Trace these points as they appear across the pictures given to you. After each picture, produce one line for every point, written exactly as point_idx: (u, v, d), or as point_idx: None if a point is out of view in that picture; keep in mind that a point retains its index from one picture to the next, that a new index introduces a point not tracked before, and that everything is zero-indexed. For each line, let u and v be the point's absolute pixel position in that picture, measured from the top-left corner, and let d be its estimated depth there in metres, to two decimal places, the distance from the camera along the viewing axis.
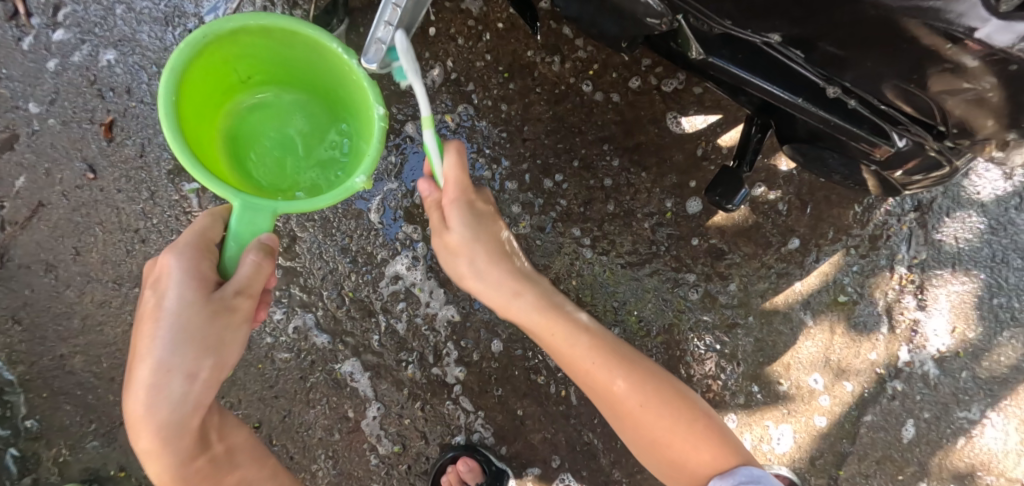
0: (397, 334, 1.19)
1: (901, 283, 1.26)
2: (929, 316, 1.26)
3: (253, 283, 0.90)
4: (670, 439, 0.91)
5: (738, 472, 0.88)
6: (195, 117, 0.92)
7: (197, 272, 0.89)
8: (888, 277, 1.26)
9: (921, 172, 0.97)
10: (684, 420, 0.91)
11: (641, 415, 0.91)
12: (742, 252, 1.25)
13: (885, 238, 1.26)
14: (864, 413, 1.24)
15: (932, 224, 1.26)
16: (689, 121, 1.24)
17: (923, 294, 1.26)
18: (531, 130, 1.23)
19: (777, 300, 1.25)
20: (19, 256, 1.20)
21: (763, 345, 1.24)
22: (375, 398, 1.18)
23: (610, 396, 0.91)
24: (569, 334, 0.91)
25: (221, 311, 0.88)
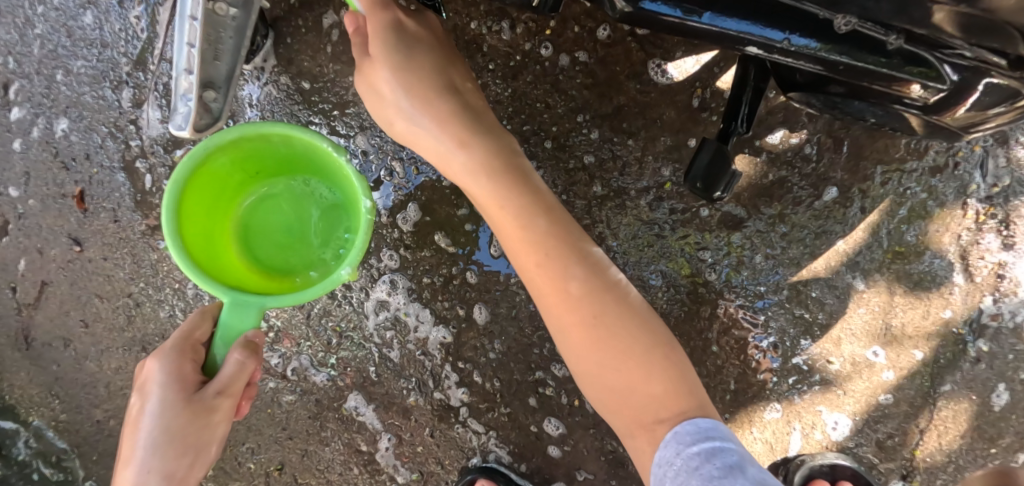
0: (392, 362, 1.13)
1: (977, 221, 1.03)
2: (1019, 257, 1.03)
3: (234, 385, 0.85)
4: (619, 353, 0.81)
5: (678, 433, 0.77)
6: (200, 220, 0.91)
7: (179, 376, 0.85)
8: (960, 215, 1.03)
9: (994, 108, 0.73)
10: (637, 355, 0.81)
11: (593, 332, 0.82)
12: (765, 215, 1.05)
13: (952, 167, 1.02)
14: (941, 383, 1.05)
15: (1015, 138, 1.01)
16: (677, 66, 1.04)
17: (1009, 229, 1.03)
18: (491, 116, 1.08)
19: (816, 265, 1.06)
20: (39, 335, 1.23)
21: (804, 319, 1.07)
22: (385, 429, 1.14)
23: (564, 298, 0.82)
24: (519, 197, 0.84)
25: (202, 411, 0.85)
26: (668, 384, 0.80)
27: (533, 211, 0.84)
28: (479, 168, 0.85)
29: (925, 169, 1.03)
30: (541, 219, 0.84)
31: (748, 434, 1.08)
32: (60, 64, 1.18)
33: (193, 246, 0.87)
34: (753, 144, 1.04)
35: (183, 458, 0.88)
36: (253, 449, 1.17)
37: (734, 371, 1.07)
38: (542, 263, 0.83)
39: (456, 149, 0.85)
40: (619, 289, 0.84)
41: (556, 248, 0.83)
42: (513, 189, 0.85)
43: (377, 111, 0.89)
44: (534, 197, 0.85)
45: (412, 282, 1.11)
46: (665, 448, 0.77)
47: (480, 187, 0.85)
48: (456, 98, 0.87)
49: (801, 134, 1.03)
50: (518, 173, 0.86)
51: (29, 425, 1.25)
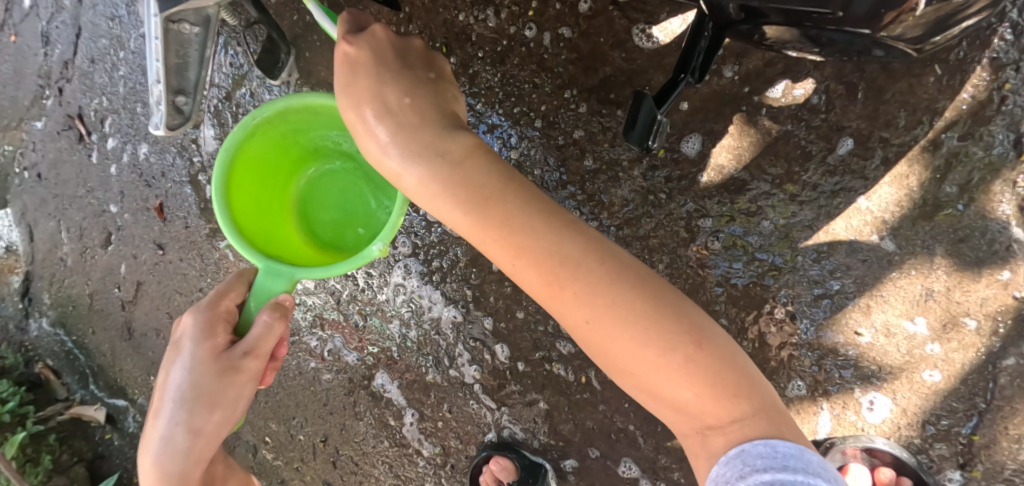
0: (411, 342, 1.19)
1: None
2: None
3: (262, 345, 0.84)
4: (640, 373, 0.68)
5: (745, 452, 0.64)
6: (257, 191, 0.93)
7: (211, 333, 0.85)
8: (1011, 159, 0.88)
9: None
10: (660, 346, 0.67)
11: (612, 315, 0.69)
12: (770, 176, 0.97)
13: (997, 103, 0.88)
14: (1005, 355, 0.91)
15: None
16: (662, 29, 0.99)
17: None
18: (484, 103, 1.09)
19: (835, 226, 0.95)
20: (138, 327, 1.45)
21: (826, 286, 0.97)
22: (408, 405, 1.21)
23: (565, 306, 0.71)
24: (518, 209, 0.72)
25: (229, 367, 0.85)
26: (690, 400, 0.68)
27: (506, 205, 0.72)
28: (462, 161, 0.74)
29: (963, 108, 0.89)
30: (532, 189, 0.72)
31: None
32: (139, 98, 1.39)
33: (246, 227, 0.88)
34: (751, 100, 0.96)
35: (209, 412, 0.87)
36: (300, 423, 1.29)
37: (747, 346, 1.00)
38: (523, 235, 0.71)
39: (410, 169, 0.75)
40: (658, 292, 0.70)
41: (586, 263, 0.70)
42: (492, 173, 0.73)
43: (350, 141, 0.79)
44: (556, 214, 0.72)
45: (424, 266, 1.16)
46: (727, 465, 0.65)
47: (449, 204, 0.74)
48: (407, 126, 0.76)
49: (806, 84, 0.94)
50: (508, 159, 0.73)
51: (138, 402, 1.48)
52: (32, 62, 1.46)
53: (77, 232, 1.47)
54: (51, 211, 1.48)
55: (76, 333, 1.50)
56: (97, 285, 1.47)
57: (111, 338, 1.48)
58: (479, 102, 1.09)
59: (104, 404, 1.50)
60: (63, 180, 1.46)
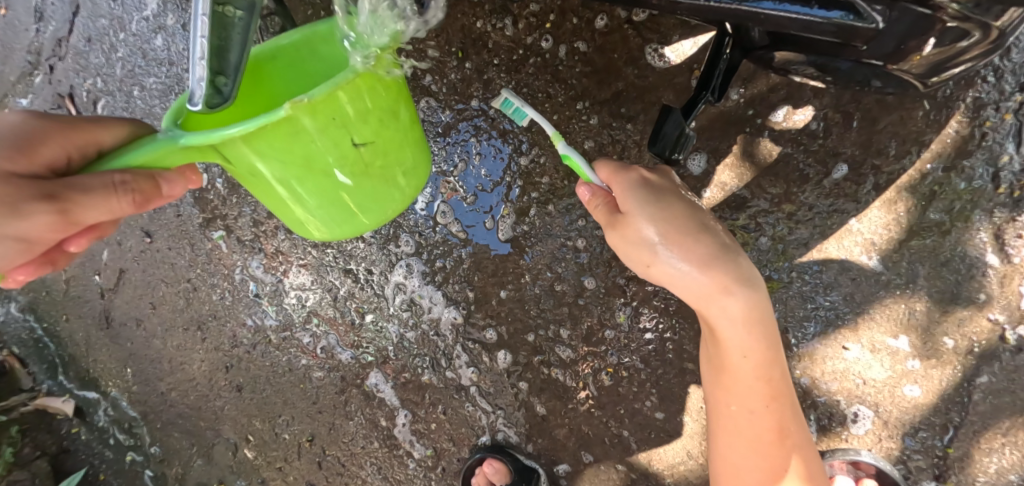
0: (409, 342, 1.19)
1: (1012, 197, 0.95)
2: None
3: (81, 201, 0.62)
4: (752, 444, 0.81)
5: None
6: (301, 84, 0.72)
7: (141, 202, 0.61)
8: (991, 191, 0.95)
9: (963, 41, 0.70)
10: (777, 461, 0.79)
11: (760, 439, 0.80)
12: (769, 196, 1.02)
13: (979, 139, 0.95)
14: (978, 373, 0.97)
15: None
16: (675, 50, 1.02)
17: None
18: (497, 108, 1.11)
19: (828, 245, 1.01)
20: (118, 316, 1.40)
21: (817, 302, 1.02)
22: (402, 406, 1.21)
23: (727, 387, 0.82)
24: (748, 358, 0.80)
25: (40, 201, 0.63)
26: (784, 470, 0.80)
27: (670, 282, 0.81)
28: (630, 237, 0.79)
29: (948, 141, 0.96)
30: (692, 271, 0.76)
31: None
32: (136, 81, 1.36)
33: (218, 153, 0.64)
34: (755, 123, 1.01)
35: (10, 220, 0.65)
36: (288, 421, 1.28)
37: None
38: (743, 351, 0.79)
39: (717, 291, 0.77)
40: (796, 432, 0.81)
41: (767, 376, 0.80)
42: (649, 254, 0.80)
43: (630, 252, 0.79)
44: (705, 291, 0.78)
45: (427, 267, 1.17)
46: None
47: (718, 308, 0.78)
48: (711, 239, 0.77)
49: (807, 111, 0.99)
50: (694, 228, 0.77)
51: (110, 395, 1.43)
52: (23, 38, 1.41)
53: None
54: None
55: (48, 320, 1.44)
56: (74, 270, 1.42)
57: (86, 326, 1.42)
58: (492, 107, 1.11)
59: (74, 396, 1.44)
60: None
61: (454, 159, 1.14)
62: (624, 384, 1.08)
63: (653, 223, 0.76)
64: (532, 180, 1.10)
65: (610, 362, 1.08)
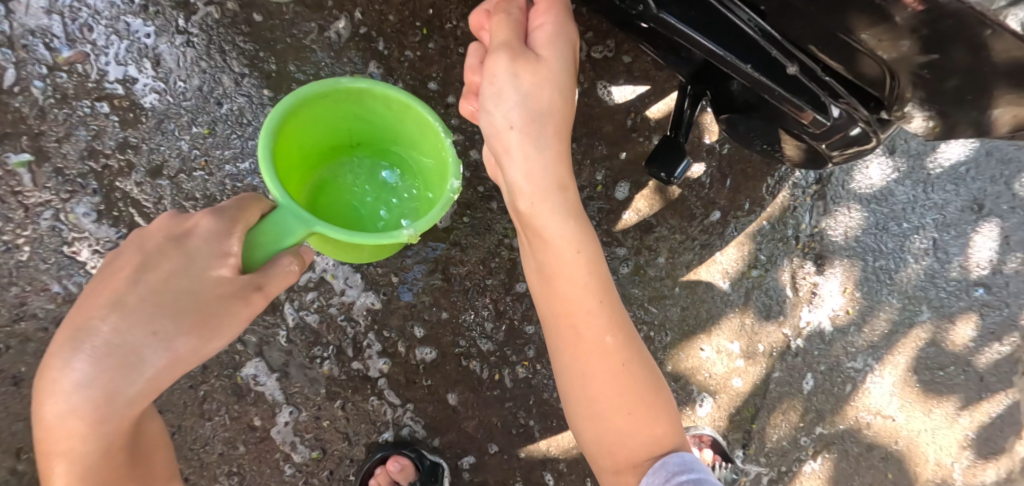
0: (308, 327, 1.05)
1: (803, 252, 1.34)
2: (827, 280, 1.36)
3: (279, 286, 0.70)
4: (626, 412, 0.82)
5: (666, 463, 0.80)
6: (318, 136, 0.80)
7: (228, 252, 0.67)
8: (793, 246, 1.33)
9: (841, 148, 0.81)
10: (633, 378, 0.82)
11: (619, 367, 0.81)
12: (669, 224, 1.24)
13: (792, 210, 1.32)
14: (773, 370, 1.33)
15: (830, 196, 1.34)
16: (619, 90, 1.16)
17: (823, 261, 1.35)
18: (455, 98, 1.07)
19: (700, 270, 1.27)
20: None
21: (687, 311, 1.26)
22: (287, 402, 1.04)
23: (586, 316, 0.80)
24: (596, 288, 0.79)
25: (247, 296, 0.68)
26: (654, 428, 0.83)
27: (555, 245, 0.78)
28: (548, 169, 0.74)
29: (776, 207, 1.31)
30: (557, 216, 0.76)
31: None
32: None
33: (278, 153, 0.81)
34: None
35: (187, 340, 0.66)
36: None
37: None
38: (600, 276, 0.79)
39: (535, 195, 0.75)
40: (645, 358, 0.84)
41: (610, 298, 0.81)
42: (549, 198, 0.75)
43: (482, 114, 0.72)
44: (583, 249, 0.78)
45: None
46: (653, 475, 0.80)
47: (559, 234, 0.77)
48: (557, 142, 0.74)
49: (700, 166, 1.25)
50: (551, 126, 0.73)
51: None
52: None
53: None
54: None
55: None
56: None
57: None
58: (450, 94, 1.07)
59: None
60: None
61: None
62: (537, 376, 1.13)
63: (528, 72, 0.69)
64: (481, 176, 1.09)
65: (528, 356, 1.12)
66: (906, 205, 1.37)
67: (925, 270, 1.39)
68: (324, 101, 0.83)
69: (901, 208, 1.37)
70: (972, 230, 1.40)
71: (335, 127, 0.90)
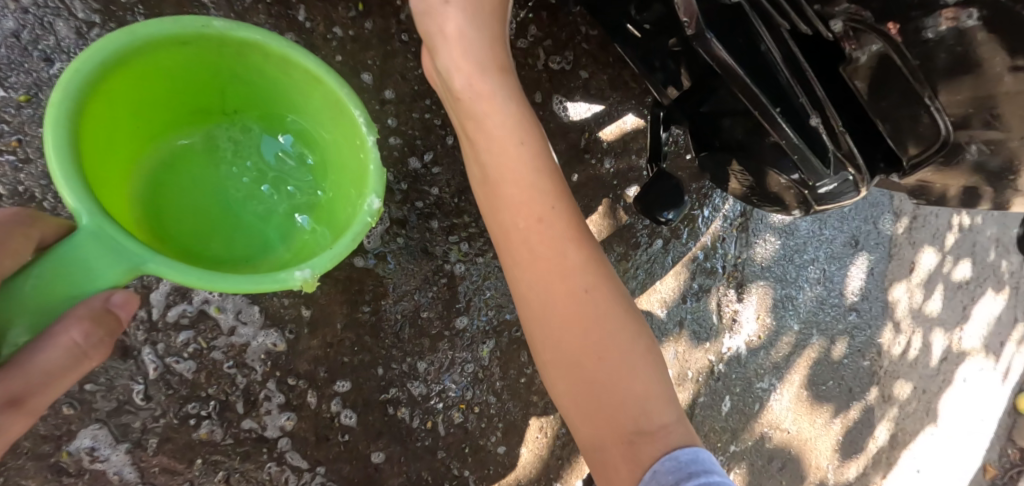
0: (178, 378, 0.78)
1: (727, 280, 1.31)
2: (745, 306, 1.34)
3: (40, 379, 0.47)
4: (612, 379, 0.64)
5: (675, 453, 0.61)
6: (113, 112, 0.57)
7: None
8: (718, 275, 1.30)
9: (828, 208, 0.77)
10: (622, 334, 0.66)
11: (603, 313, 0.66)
12: (616, 252, 1.12)
13: (719, 240, 1.29)
14: (698, 395, 1.29)
15: (752, 228, 1.33)
16: (573, 107, 1.04)
17: (743, 289, 1.33)
18: (392, 92, 0.85)
19: (642, 300, 1.20)
20: None
21: None
22: (143, 479, 0.78)
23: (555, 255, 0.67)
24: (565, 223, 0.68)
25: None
26: (642, 395, 0.65)
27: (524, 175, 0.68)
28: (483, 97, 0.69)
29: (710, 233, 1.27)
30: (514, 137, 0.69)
31: None
32: None
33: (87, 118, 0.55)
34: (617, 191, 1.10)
35: None
36: None
37: None
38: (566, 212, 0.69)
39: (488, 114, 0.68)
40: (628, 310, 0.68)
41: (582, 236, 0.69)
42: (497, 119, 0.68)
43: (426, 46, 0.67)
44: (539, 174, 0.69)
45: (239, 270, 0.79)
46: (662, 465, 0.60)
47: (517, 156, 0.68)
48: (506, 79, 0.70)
49: None
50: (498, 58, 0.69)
51: None
52: None
53: None
54: None
55: None
56: None
57: None
58: (386, 87, 0.84)
59: None
60: None
61: None
62: (474, 420, 0.96)
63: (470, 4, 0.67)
64: (418, 189, 0.88)
65: (465, 397, 0.95)
66: (807, 239, 1.39)
67: (816, 297, 1.42)
68: (188, 51, 0.61)
69: (805, 242, 1.39)
70: (850, 262, 1.45)
71: (201, 87, 0.66)
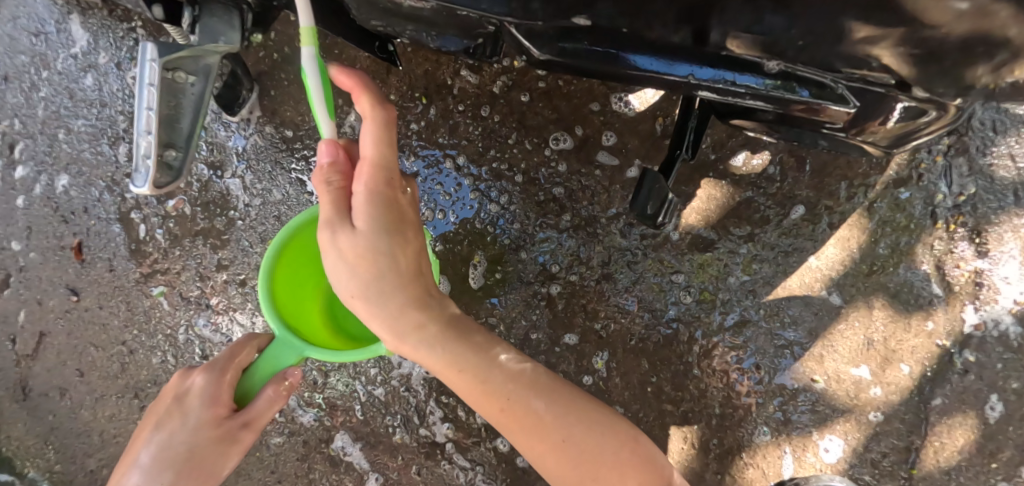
0: (377, 400, 1.14)
1: (949, 231, 1.03)
2: (996, 264, 1.03)
3: (260, 418, 0.94)
4: (600, 471, 0.78)
5: None
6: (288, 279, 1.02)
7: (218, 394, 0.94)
8: (931, 228, 1.03)
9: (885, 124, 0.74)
10: (599, 453, 0.79)
11: (571, 451, 0.79)
12: (735, 236, 1.06)
13: (917, 179, 1.03)
14: (932, 396, 1.04)
15: (977, 148, 1.02)
16: (638, 96, 1.06)
17: (982, 238, 1.03)
18: (464, 154, 1.11)
19: (791, 283, 1.07)
20: (36, 385, 1.26)
21: (786, 337, 1.07)
22: (372, 468, 1.13)
23: (518, 418, 0.79)
24: (498, 376, 0.80)
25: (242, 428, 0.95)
26: (639, 470, 0.80)
27: (461, 362, 0.78)
28: (396, 289, 0.74)
29: (890, 181, 1.03)
30: (437, 349, 0.77)
31: (739, 461, 1.08)
32: (61, 123, 1.26)
33: (276, 286, 0.99)
34: (717, 168, 1.05)
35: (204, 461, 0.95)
36: None
37: (717, 394, 1.08)
38: (503, 386, 0.79)
39: (414, 332, 0.76)
40: (586, 408, 0.81)
41: (525, 378, 0.81)
42: (425, 320, 0.77)
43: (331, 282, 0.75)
44: (460, 341, 0.79)
45: None
46: None
47: (437, 357, 0.78)
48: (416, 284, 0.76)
49: (763, 156, 1.04)
50: (405, 270, 0.75)
51: (25, 476, 1.26)
52: None
53: None
54: None
55: None
56: None
57: None
58: (458, 152, 1.11)
59: None
60: None
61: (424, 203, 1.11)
62: None
63: (348, 239, 0.71)
64: (505, 226, 1.10)
65: None
66: None
67: None
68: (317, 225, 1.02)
69: None
70: None
71: None
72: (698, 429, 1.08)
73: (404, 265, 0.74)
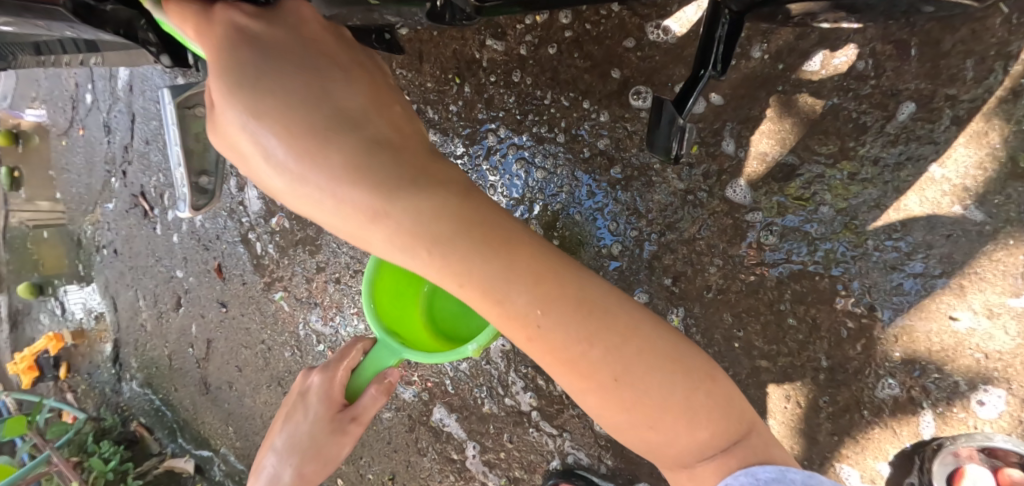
0: (463, 374, 1.16)
1: None
2: None
3: (369, 412, 0.96)
4: (633, 384, 0.59)
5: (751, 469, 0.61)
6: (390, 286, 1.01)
7: (329, 392, 0.95)
8: None
9: None
10: (640, 350, 0.60)
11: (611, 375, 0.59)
12: (823, 157, 0.88)
13: None
14: None
15: None
16: (676, 20, 0.92)
17: None
18: (504, 125, 1.04)
19: (908, 201, 0.84)
20: (215, 379, 1.52)
21: (908, 269, 0.86)
22: (469, 438, 1.17)
23: (538, 342, 0.59)
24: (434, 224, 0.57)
25: (354, 421, 0.96)
26: (690, 405, 0.61)
27: (421, 192, 0.58)
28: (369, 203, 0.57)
29: None
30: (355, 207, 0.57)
31: (859, 420, 0.89)
32: None
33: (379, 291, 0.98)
34: (787, 79, 0.87)
35: (327, 454, 0.98)
36: (369, 463, 1.27)
37: (824, 345, 0.90)
38: (462, 271, 0.58)
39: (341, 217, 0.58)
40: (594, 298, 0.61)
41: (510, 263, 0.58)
42: (353, 187, 0.57)
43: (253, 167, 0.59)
44: (436, 224, 0.58)
45: None
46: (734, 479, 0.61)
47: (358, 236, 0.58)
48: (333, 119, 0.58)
49: (847, 51, 0.84)
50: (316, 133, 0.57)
51: (222, 451, 1.54)
52: (99, 150, 1.61)
53: (152, 299, 1.60)
54: (128, 282, 1.64)
55: (163, 392, 1.63)
56: (174, 346, 1.59)
57: (191, 393, 1.58)
58: (498, 123, 1.05)
59: (192, 455, 1.59)
60: (136, 252, 1.60)
61: (473, 182, 1.08)
62: None
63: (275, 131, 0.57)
64: (554, 190, 1.03)
65: None
66: None
67: None
68: None
69: None
70: None
71: None
72: (803, 386, 0.92)
73: (339, 128, 0.59)
